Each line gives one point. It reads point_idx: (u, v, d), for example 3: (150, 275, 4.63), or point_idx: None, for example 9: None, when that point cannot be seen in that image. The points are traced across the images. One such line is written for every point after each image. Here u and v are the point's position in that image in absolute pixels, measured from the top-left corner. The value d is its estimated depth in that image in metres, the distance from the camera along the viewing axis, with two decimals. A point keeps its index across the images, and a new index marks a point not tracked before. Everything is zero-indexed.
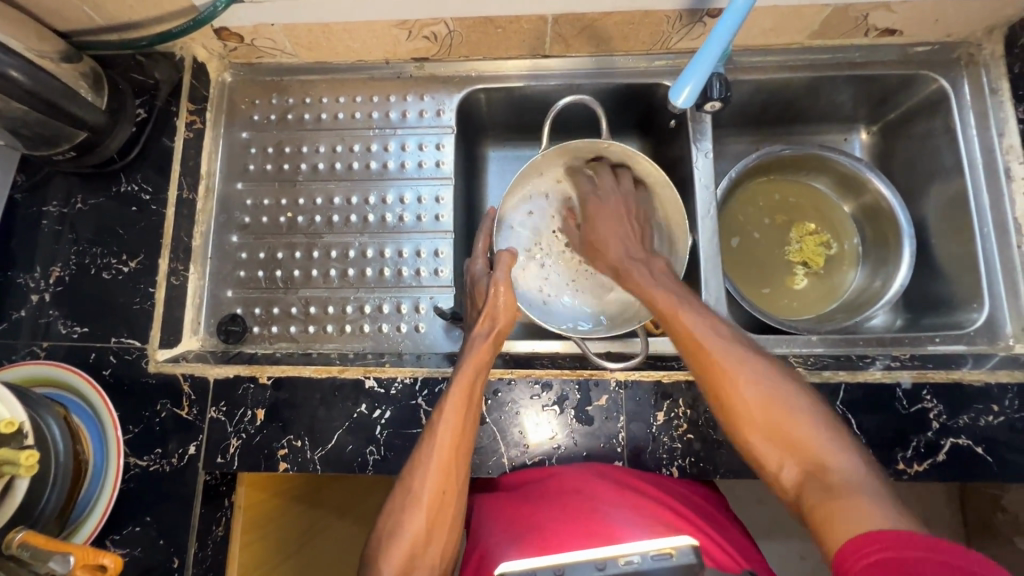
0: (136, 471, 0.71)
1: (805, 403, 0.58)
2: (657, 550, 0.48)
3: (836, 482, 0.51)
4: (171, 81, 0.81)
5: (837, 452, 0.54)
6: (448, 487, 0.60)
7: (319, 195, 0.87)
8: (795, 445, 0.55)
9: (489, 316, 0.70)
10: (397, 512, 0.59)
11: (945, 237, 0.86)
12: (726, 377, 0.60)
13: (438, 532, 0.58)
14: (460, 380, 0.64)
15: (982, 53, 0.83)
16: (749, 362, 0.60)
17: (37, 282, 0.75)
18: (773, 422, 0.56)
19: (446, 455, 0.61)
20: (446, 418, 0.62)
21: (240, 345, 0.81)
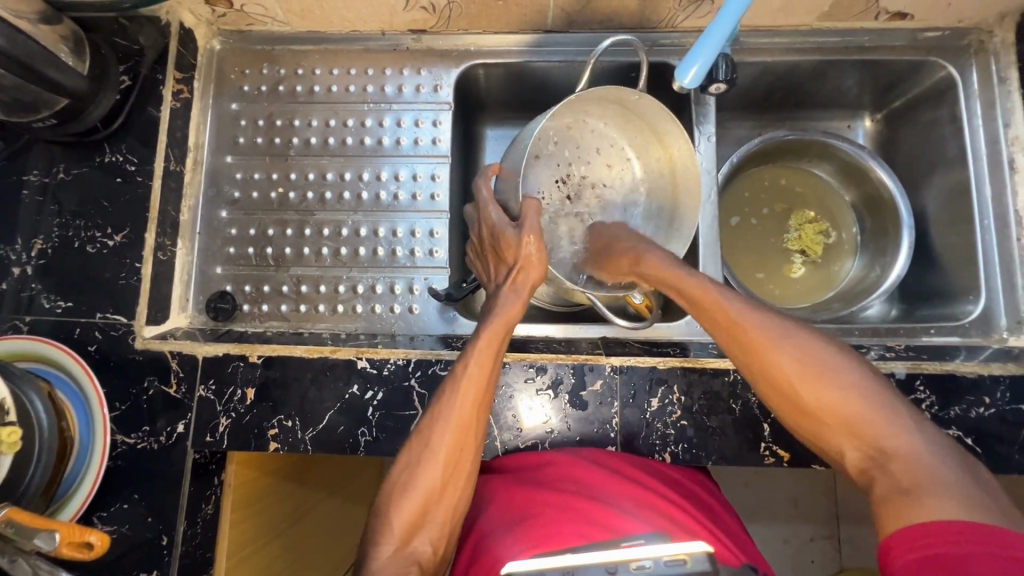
0: (123, 449, 0.70)
1: (859, 383, 0.54)
2: (671, 556, 0.47)
3: (896, 468, 0.49)
4: (157, 47, 0.78)
5: (897, 433, 0.50)
6: (468, 447, 0.60)
7: (311, 170, 0.84)
8: (847, 429, 0.52)
9: (516, 272, 0.65)
10: (411, 465, 0.59)
11: (944, 228, 0.85)
12: (766, 358, 0.57)
13: (451, 487, 0.59)
14: (488, 335, 0.62)
15: (993, 40, 0.82)
16: (788, 337, 0.57)
17: (18, 254, 0.73)
18: (824, 406, 0.53)
19: (468, 416, 0.60)
20: (471, 378, 0.61)
21: (229, 323, 0.79)
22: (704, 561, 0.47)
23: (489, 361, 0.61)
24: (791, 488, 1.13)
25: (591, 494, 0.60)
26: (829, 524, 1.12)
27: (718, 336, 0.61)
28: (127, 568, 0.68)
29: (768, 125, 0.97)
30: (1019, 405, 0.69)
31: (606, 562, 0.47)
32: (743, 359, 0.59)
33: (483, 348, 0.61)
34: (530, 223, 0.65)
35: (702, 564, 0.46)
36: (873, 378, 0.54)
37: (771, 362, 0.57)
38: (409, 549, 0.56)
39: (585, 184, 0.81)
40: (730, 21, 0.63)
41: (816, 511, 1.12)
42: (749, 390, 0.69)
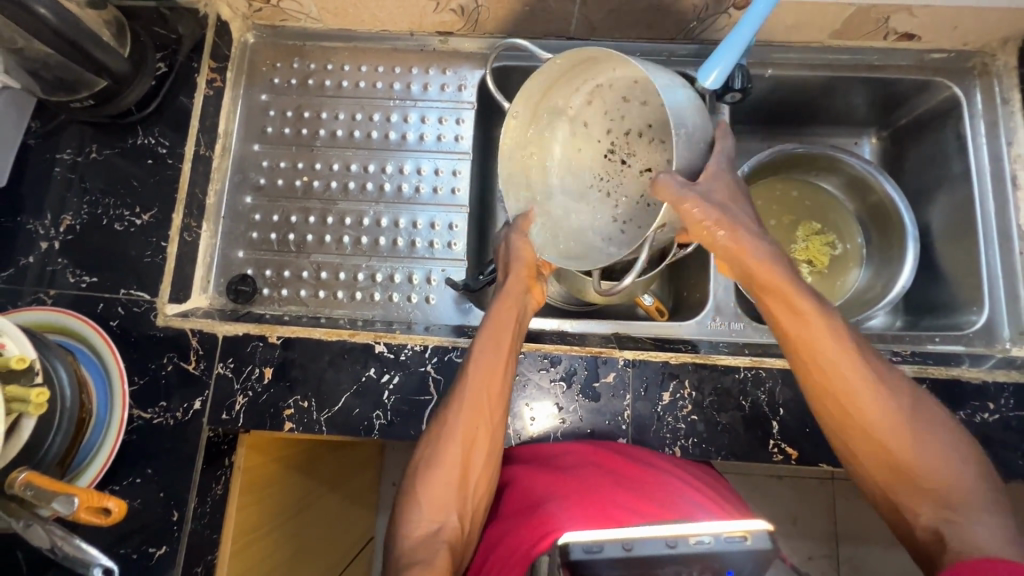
0: (140, 423, 0.71)
1: (933, 432, 0.57)
2: (731, 532, 0.42)
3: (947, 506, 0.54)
4: (193, 37, 0.81)
5: (954, 474, 0.55)
6: (483, 435, 0.62)
7: (336, 161, 0.86)
8: (923, 480, 0.55)
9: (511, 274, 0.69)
10: (435, 441, 0.61)
11: (948, 242, 0.88)
12: (849, 404, 0.58)
13: (476, 458, 0.61)
14: (496, 317, 0.66)
15: (996, 64, 0.85)
16: (868, 367, 0.58)
17: (47, 229, 0.75)
18: (898, 451, 0.56)
19: (479, 401, 0.62)
20: (483, 353, 0.64)
21: (250, 305, 0.80)
22: (766, 538, 0.42)
23: (496, 357, 0.64)
24: (790, 502, 1.13)
25: (620, 484, 0.60)
26: (828, 542, 1.12)
27: (788, 348, 0.61)
28: (136, 543, 0.68)
29: (778, 138, 1.01)
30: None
31: (664, 535, 0.43)
32: (820, 391, 0.59)
33: (487, 327, 0.65)
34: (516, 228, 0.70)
35: (765, 542, 0.42)
36: (933, 415, 0.58)
37: (851, 398, 0.58)
38: (439, 519, 0.58)
39: (632, 137, 0.75)
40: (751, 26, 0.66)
41: (817, 526, 1.13)
42: (759, 387, 0.71)
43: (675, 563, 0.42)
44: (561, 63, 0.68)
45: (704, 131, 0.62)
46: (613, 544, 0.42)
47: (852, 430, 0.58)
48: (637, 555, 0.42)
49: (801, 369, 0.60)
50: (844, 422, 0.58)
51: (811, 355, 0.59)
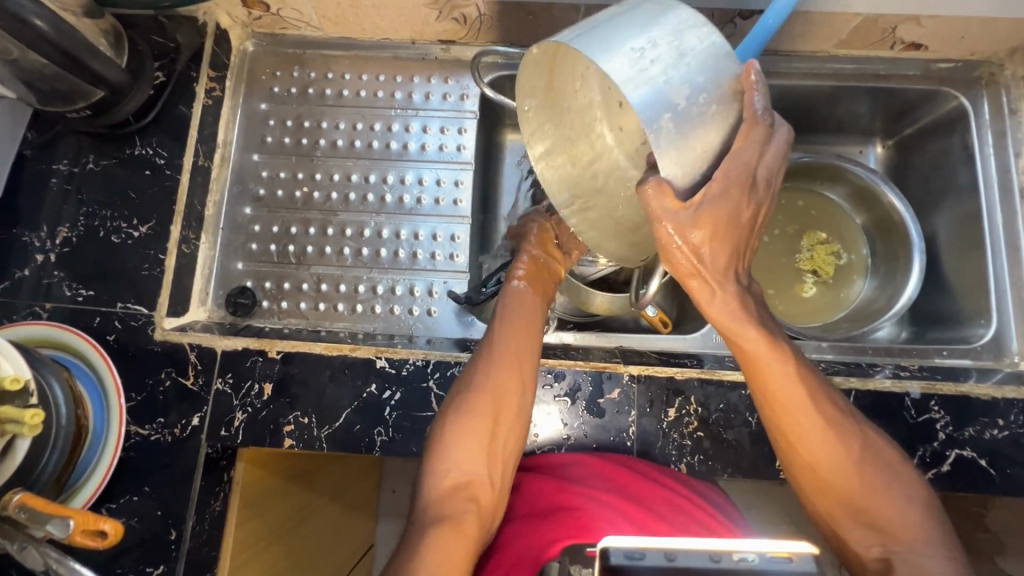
0: (136, 440, 0.69)
1: (885, 471, 0.57)
2: (775, 552, 0.40)
3: (896, 540, 0.55)
4: (193, 46, 0.80)
5: (904, 511, 0.55)
6: (517, 380, 0.63)
7: (336, 171, 0.85)
8: (871, 514, 0.56)
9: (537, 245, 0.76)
10: (452, 422, 0.62)
11: (955, 254, 0.87)
12: (798, 439, 0.57)
13: (494, 441, 0.61)
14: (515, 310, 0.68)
15: (1003, 74, 0.84)
16: (829, 412, 0.57)
17: (43, 242, 0.74)
18: (853, 490, 0.56)
19: (514, 345, 0.65)
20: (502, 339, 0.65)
21: (249, 318, 0.79)
22: (813, 562, 0.40)
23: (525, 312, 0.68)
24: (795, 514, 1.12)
25: (631, 500, 0.61)
26: None
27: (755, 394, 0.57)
28: (133, 562, 0.67)
29: None
30: None
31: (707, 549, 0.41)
32: (783, 435, 0.58)
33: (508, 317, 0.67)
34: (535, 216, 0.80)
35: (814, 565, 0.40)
36: (886, 453, 0.58)
37: (814, 442, 0.56)
38: (457, 497, 0.58)
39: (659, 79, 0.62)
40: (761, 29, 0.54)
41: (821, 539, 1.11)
42: None
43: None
44: (540, 53, 0.56)
45: (704, 133, 0.47)
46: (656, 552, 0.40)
47: (812, 473, 0.57)
48: (680, 566, 0.40)
49: (762, 404, 0.58)
50: (795, 457, 0.58)
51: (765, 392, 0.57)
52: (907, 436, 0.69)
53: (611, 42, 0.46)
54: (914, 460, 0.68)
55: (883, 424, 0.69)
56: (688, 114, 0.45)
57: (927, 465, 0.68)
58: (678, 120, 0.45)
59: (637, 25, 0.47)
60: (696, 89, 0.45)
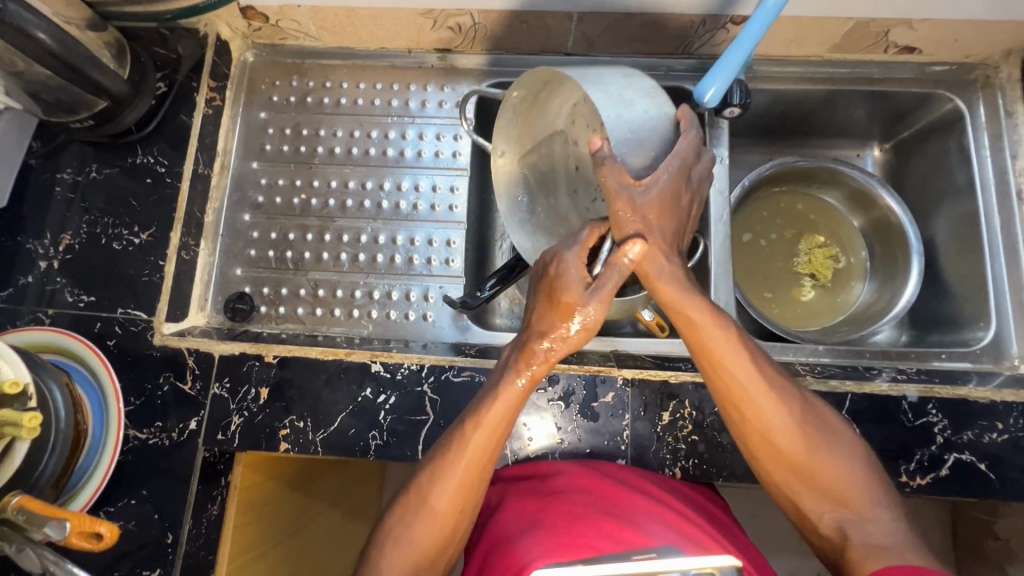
0: (135, 444, 0.70)
1: (832, 438, 0.58)
2: (699, 568, 0.44)
3: (850, 508, 0.55)
4: (194, 57, 0.81)
5: (854, 480, 0.56)
6: (472, 498, 0.59)
7: (333, 179, 0.86)
8: (822, 479, 0.57)
9: (559, 336, 0.58)
10: (408, 518, 0.59)
11: (954, 255, 0.86)
12: (750, 412, 0.58)
13: (449, 544, 0.59)
14: (502, 403, 0.59)
15: (999, 76, 0.84)
16: (775, 382, 0.59)
17: (46, 249, 0.76)
18: (804, 458, 0.57)
19: (469, 476, 0.59)
20: (480, 439, 0.58)
21: (247, 323, 0.80)
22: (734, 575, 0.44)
23: (495, 429, 0.59)
24: None
25: (609, 510, 0.58)
26: None
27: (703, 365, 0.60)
28: (130, 565, 0.68)
29: (780, 150, 1.00)
30: None
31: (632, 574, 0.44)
32: (732, 407, 0.59)
33: (490, 413, 0.59)
34: (596, 289, 0.56)
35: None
36: (831, 421, 0.60)
37: (761, 411, 0.58)
38: None
39: None
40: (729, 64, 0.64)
41: None
42: None
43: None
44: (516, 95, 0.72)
45: (645, 137, 0.57)
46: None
47: (763, 446, 0.58)
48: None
49: (711, 378, 0.59)
50: (749, 431, 0.59)
51: (716, 364, 0.58)
52: (905, 440, 0.68)
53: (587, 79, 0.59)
54: (911, 463, 0.68)
55: (880, 427, 0.69)
56: (642, 128, 0.57)
57: (925, 468, 0.68)
58: (633, 130, 0.56)
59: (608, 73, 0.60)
60: (648, 112, 0.57)
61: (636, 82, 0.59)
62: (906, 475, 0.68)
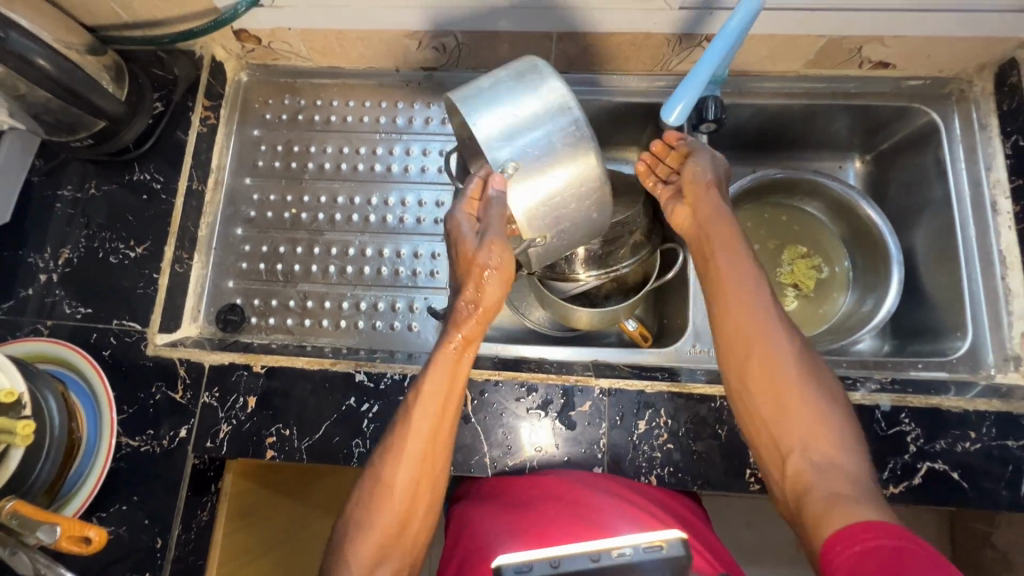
0: (127, 451, 0.73)
1: (827, 409, 0.60)
2: (648, 542, 0.45)
3: (825, 467, 0.57)
4: (189, 77, 0.85)
5: (838, 446, 0.58)
6: (424, 472, 0.61)
7: (323, 194, 0.89)
8: (800, 424, 0.59)
9: (476, 289, 0.62)
10: (369, 499, 0.61)
11: (932, 265, 0.87)
12: (753, 361, 0.63)
13: (411, 518, 0.61)
14: (439, 370, 0.62)
15: (972, 90, 0.86)
16: (784, 343, 0.63)
17: (46, 262, 0.79)
18: (794, 413, 0.60)
19: (425, 446, 0.61)
20: (423, 407, 0.61)
21: (237, 334, 0.82)
22: (681, 545, 0.45)
23: (444, 400, 0.62)
24: None
25: (580, 514, 0.62)
26: None
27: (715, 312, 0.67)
28: (120, 570, 0.70)
29: (761, 162, 1.02)
30: (1005, 442, 0.69)
31: (588, 550, 0.45)
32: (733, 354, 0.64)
33: (431, 382, 0.61)
34: (490, 228, 0.61)
35: (681, 553, 0.45)
36: (832, 399, 0.61)
37: (762, 362, 0.62)
38: None
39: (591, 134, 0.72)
40: (702, 76, 0.68)
41: None
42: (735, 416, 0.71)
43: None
44: None
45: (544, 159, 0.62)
46: (540, 564, 0.44)
47: (756, 396, 0.62)
48: (564, 571, 0.44)
49: (719, 323, 0.66)
50: (744, 379, 0.63)
51: (725, 309, 0.66)
52: (878, 448, 0.69)
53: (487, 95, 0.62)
54: (884, 472, 0.69)
55: None
56: (532, 155, 0.62)
57: (898, 477, 0.69)
58: (523, 158, 0.61)
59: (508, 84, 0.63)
60: (536, 133, 0.61)
61: (522, 101, 0.61)
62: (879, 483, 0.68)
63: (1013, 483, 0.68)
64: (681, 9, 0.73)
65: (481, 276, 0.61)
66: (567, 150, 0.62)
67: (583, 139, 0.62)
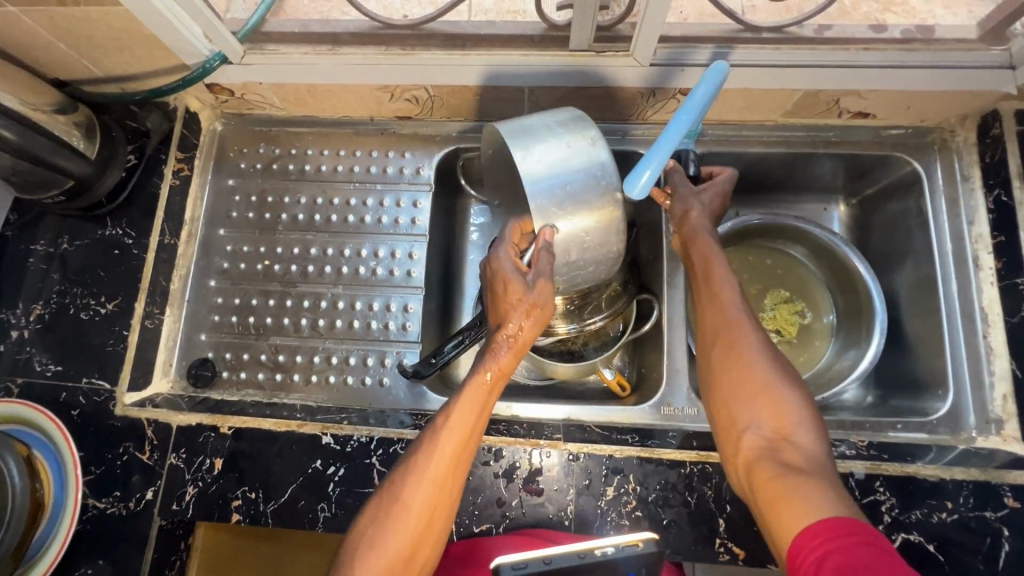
0: (94, 513, 0.72)
1: (790, 394, 0.61)
2: (626, 541, 0.59)
3: (794, 452, 0.57)
4: (161, 131, 0.86)
5: (800, 427, 0.59)
6: (445, 491, 0.60)
7: (297, 244, 0.89)
8: (763, 410, 0.60)
9: (517, 325, 0.64)
10: (383, 518, 0.59)
11: (914, 318, 0.86)
12: (725, 353, 0.65)
13: (425, 542, 0.59)
14: (476, 387, 0.63)
15: (955, 139, 0.84)
16: (746, 335, 0.65)
17: (18, 318, 0.79)
18: (761, 396, 0.61)
19: (446, 465, 0.60)
20: (451, 429, 0.60)
21: (208, 389, 0.82)
22: (653, 544, 0.59)
23: (473, 418, 0.61)
24: None
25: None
26: None
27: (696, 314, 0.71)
28: None
29: (746, 206, 1.00)
30: (983, 513, 0.67)
31: (576, 549, 0.58)
32: (710, 350, 0.67)
33: (469, 396, 0.62)
34: (543, 269, 0.61)
35: (652, 549, 0.59)
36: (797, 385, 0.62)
37: (732, 353, 0.65)
38: None
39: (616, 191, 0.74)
40: (678, 136, 0.64)
41: None
42: (705, 482, 0.70)
43: (586, 569, 0.58)
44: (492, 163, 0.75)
45: (580, 198, 0.60)
46: (535, 560, 0.57)
47: (726, 385, 0.64)
48: (554, 566, 0.57)
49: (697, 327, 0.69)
50: (716, 371, 0.65)
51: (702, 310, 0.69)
52: None
53: (527, 136, 0.62)
54: None
55: None
56: (564, 188, 0.60)
57: None
58: (554, 195, 0.59)
59: (552, 129, 0.62)
60: (570, 168, 0.60)
61: (554, 142, 0.61)
62: None
63: (990, 557, 0.66)
64: (652, 65, 0.73)
65: (529, 310, 0.63)
66: (597, 193, 0.61)
67: (612, 187, 0.61)
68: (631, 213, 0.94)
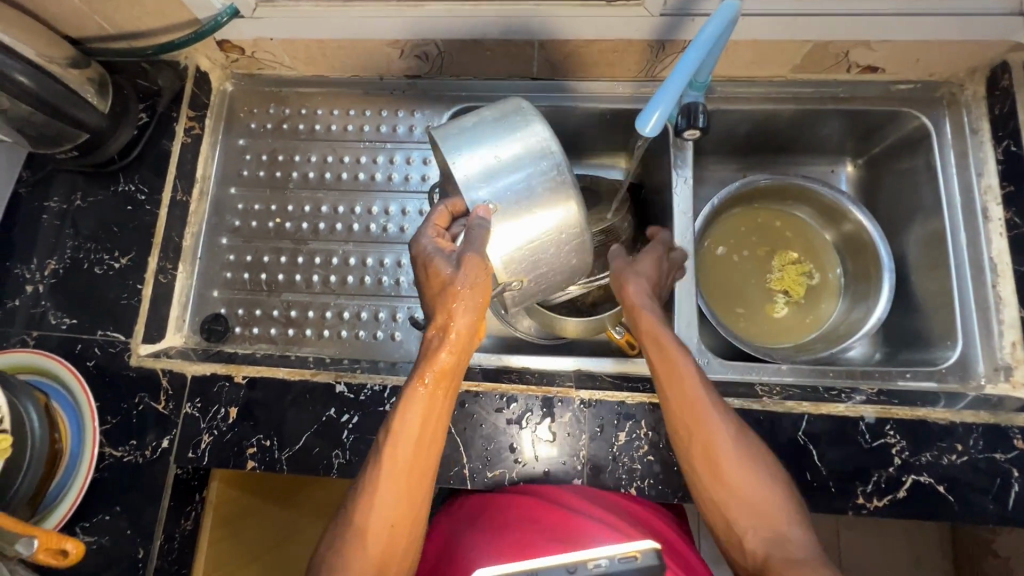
0: (110, 461, 0.73)
1: (775, 481, 0.60)
2: (623, 553, 0.46)
3: (789, 546, 0.55)
4: (172, 89, 0.85)
5: (791, 520, 0.58)
6: (400, 513, 0.58)
7: (307, 203, 0.89)
8: (750, 504, 0.59)
9: (447, 315, 0.58)
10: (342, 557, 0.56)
11: (922, 273, 0.86)
12: (705, 435, 0.62)
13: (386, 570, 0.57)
14: (416, 389, 0.59)
15: (964, 94, 0.84)
16: (727, 417, 0.63)
17: (32, 273, 0.80)
18: (748, 487, 0.59)
19: (403, 482, 0.58)
20: (400, 441, 0.58)
21: (221, 344, 0.83)
22: (654, 556, 0.45)
23: (422, 436, 0.59)
24: None
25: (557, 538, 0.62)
26: None
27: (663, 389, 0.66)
28: None
29: (754, 168, 1.00)
30: (993, 455, 0.68)
31: (566, 562, 0.45)
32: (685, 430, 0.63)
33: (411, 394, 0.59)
34: (473, 244, 0.56)
35: (654, 561, 0.45)
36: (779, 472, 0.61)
37: (713, 436, 0.61)
38: None
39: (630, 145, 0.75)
40: (684, 77, 0.65)
41: None
42: None
43: None
44: None
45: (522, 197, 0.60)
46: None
47: (715, 468, 0.61)
48: None
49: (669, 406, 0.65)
50: (697, 444, 0.62)
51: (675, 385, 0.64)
52: (861, 461, 0.68)
53: (474, 133, 0.62)
54: (868, 485, 0.68)
55: (838, 448, 0.69)
56: (506, 188, 0.60)
57: (882, 490, 0.68)
58: (500, 199, 0.60)
59: (503, 124, 0.62)
60: (513, 167, 0.60)
61: (502, 143, 0.60)
62: (863, 496, 0.68)
63: (1000, 497, 0.66)
64: (663, 15, 0.72)
65: (455, 298, 0.57)
66: (541, 193, 0.60)
67: (557, 183, 0.60)
68: (640, 173, 0.95)
